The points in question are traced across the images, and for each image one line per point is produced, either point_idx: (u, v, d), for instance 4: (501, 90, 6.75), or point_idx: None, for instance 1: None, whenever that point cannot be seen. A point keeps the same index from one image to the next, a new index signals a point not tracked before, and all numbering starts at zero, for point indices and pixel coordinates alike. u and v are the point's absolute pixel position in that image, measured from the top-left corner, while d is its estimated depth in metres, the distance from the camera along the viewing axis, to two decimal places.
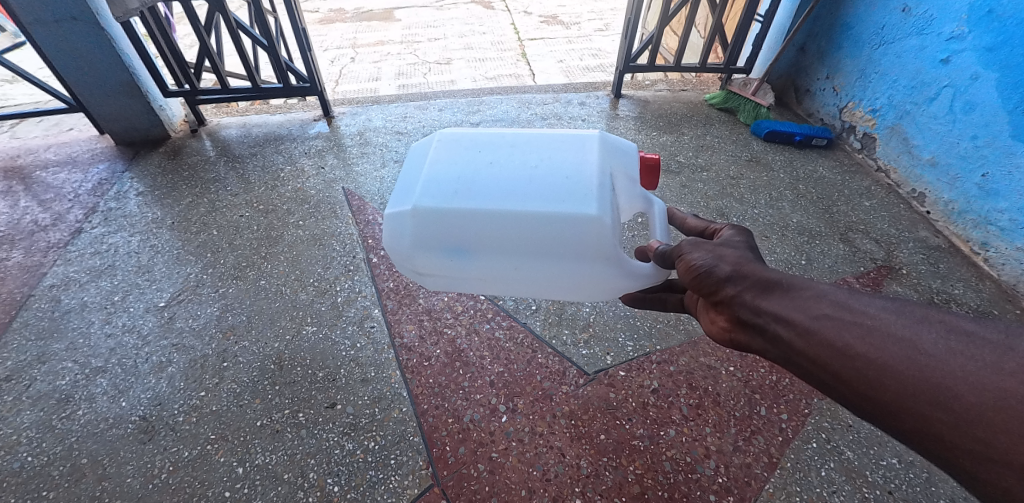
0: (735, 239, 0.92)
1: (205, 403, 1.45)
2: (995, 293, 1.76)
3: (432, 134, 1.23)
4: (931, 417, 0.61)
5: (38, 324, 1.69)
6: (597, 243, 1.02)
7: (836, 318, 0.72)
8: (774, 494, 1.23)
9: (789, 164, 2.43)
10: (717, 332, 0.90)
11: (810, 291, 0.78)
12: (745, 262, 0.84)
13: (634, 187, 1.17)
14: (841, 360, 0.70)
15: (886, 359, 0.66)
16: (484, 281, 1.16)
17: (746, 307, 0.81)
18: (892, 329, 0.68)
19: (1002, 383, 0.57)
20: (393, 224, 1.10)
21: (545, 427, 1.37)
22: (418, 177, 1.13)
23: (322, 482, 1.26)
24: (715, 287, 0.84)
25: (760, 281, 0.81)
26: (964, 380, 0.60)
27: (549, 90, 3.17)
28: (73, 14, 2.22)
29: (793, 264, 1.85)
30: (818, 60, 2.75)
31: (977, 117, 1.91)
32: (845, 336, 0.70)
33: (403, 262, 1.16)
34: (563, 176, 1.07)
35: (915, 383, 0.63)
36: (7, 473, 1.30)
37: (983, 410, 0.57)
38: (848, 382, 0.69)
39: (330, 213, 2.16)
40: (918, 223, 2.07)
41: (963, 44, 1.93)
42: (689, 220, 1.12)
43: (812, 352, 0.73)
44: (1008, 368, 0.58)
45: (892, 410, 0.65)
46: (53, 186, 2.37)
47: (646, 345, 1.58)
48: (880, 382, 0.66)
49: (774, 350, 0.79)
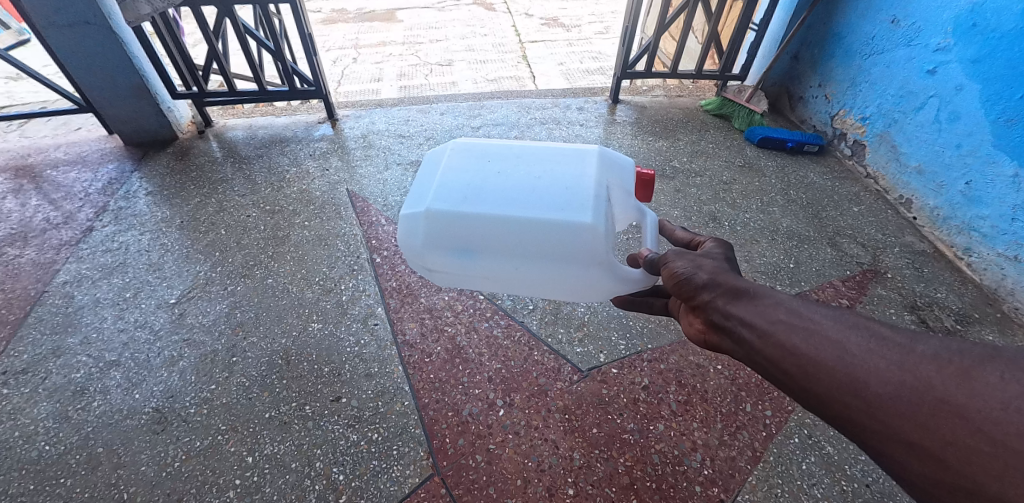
0: (715, 250, 0.99)
1: (215, 395, 1.51)
2: (976, 297, 1.82)
3: (445, 142, 1.30)
4: (849, 405, 0.70)
5: (52, 319, 1.76)
6: (594, 250, 1.09)
7: (788, 323, 0.80)
8: (756, 486, 1.30)
9: (782, 170, 2.49)
10: (694, 333, 0.97)
11: (771, 299, 0.85)
12: (720, 272, 0.92)
13: (629, 199, 1.24)
14: (788, 359, 0.78)
15: (820, 358, 0.74)
16: (488, 281, 1.23)
17: (718, 311, 0.88)
18: (828, 332, 0.76)
19: (901, 376, 0.67)
20: (405, 224, 1.17)
21: (541, 421, 1.44)
22: (430, 182, 1.20)
23: (328, 471, 1.33)
24: (692, 293, 0.92)
25: (731, 289, 0.88)
26: (876, 375, 0.69)
27: (548, 94, 3.23)
28: (86, 19, 2.28)
29: (781, 267, 1.91)
30: (812, 67, 2.81)
31: (962, 128, 1.97)
32: (793, 339, 0.78)
33: (413, 261, 1.22)
34: (564, 187, 1.14)
35: (840, 377, 0.71)
36: (27, 461, 1.37)
37: (887, 399, 0.67)
38: (791, 376, 0.77)
39: (334, 215, 2.23)
40: (905, 228, 2.14)
41: (949, 56, 2.00)
42: (676, 231, 1.18)
43: (767, 351, 0.80)
44: (908, 364, 0.67)
45: (821, 399, 0.73)
46: (64, 185, 2.44)
47: (638, 344, 1.65)
48: (815, 377, 0.74)
49: (739, 351, 0.86)
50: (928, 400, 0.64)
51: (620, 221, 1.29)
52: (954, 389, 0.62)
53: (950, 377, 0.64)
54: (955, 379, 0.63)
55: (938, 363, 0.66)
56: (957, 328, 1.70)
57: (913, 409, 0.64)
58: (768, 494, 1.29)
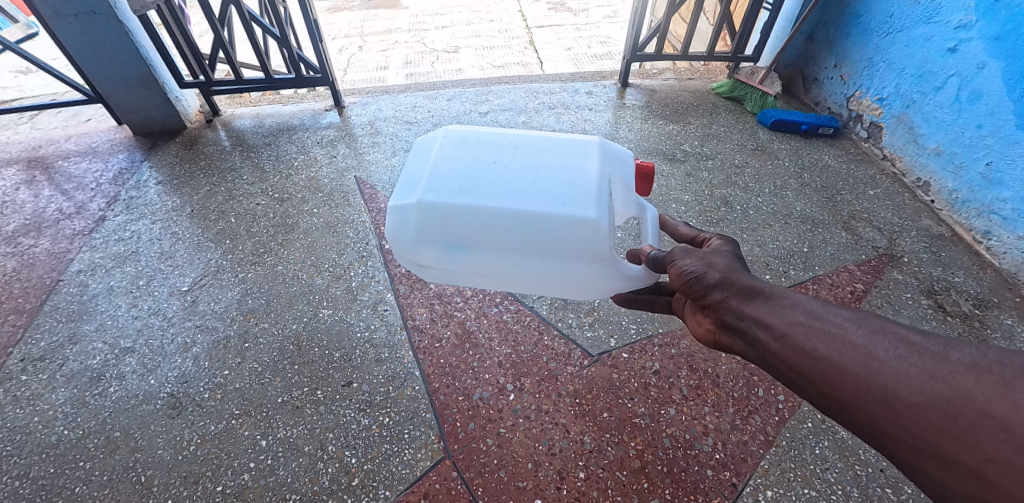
0: (723, 248, 0.97)
1: (228, 381, 1.53)
2: (995, 281, 1.78)
3: (438, 130, 1.27)
4: (877, 414, 0.69)
5: (68, 307, 1.78)
6: (594, 245, 1.07)
7: (808, 325, 0.78)
8: (768, 470, 1.29)
9: (795, 153, 2.45)
10: (703, 333, 0.97)
11: (788, 300, 0.83)
12: (732, 271, 0.90)
13: (631, 193, 1.22)
14: (808, 363, 0.76)
15: (843, 363, 0.72)
16: (481, 276, 1.21)
17: (731, 312, 0.87)
18: (852, 337, 0.74)
19: (934, 386, 0.65)
20: (397, 216, 1.15)
21: (550, 405, 1.44)
22: (424, 172, 1.18)
23: (340, 454, 1.34)
24: (702, 292, 0.91)
25: (743, 289, 0.87)
26: (906, 383, 0.67)
27: (556, 79, 3.18)
28: (93, 9, 2.28)
29: (795, 251, 1.88)
30: (826, 48, 2.74)
31: (983, 107, 1.92)
32: (814, 342, 0.76)
33: (404, 253, 1.20)
34: (564, 180, 1.12)
35: (867, 386, 0.69)
36: (47, 445, 1.39)
37: (920, 410, 0.65)
38: (812, 381, 0.76)
39: (343, 202, 2.23)
40: (922, 211, 2.09)
41: (972, 33, 1.93)
42: (680, 228, 1.17)
43: (785, 354, 0.79)
44: (943, 374, 0.65)
45: (847, 407, 0.72)
46: (75, 176, 2.46)
47: (649, 328, 1.64)
48: (839, 384, 0.72)
49: (753, 352, 0.85)
50: (966, 413, 0.61)
51: (621, 216, 1.27)
52: (997, 401, 0.60)
53: (991, 388, 0.61)
54: (997, 390, 0.60)
55: (975, 372, 0.63)
56: (976, 313, 1.66)
57: (951, 421, 0.62)
58: (781, 478, 1.28)
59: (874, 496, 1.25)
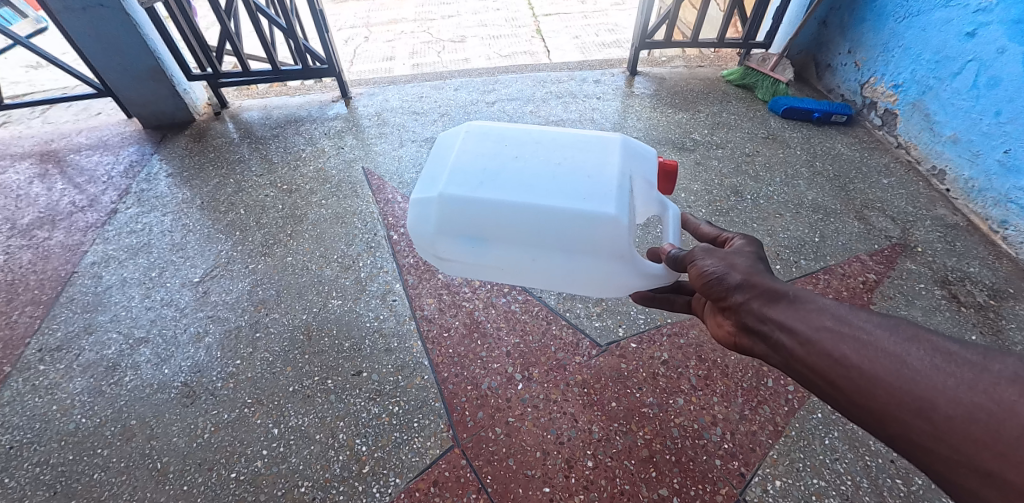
0: (744, 248, 0.96)
1: (241, 370, 1.55)
2: (1012, 272, 1.75)
3: (460, 125, 1.27)
4: (913, 426, 0.67)
5: (83, 298, 1.81)
6: (613, 241, 1.06)
7: (835, 331, 0.78)
8: (777, 460, 1.29)
9: (807, 141, 2.41)
10: (723, 335, 0.97)
11: (814, 304, 0.83)
12: (754, 272, 0.89)
13: (651, 191, 1.20)
14: (836, 370, 0.75)
15: (874, 371, 0.72)
16: (500, 270, 1.21)
17: (752, 314, 0.86)
18: (883, 344, 0.73)
19: (973, 398, 0.63)
20: (418, 210, 1.15)
21: (559, 394, 1.44)
22: (446, 166, 1.18)
23: (351, 442, 1.36)
24: (723, 294, 0.90)
25: (767, 291, 0.86)
26: (943, 395, 0.65)
27: (564, 67, 3.15)
28: (100, 1, 2.28)
29: (806, 241, 1.86)
30: (841, 34, 2.68)
31: (1001, 93, 1.87)
32: (842, 349, 0.76)
33: (424, 247, 1.20)
34: (585, 178, 1.11)
35: (900, 395, 0.69)
36: (65, 432, 1.42)
37: (959, 422, 0.63)
38: (841, 389, 0.75)
39: (352, 192, 2.24)
40: (937, 200, 2.06)
41: (992, 16, 1.88)
42: (701, 226, 1.15)
43: (811, 360, 0.79)
44: (983, 386, 0.63)
45: (878, 416, 0.71)
46: (87, 169, 2.48)
47: (658, 318, 1.63)
48: (870, 392, 0.72)
49: (776, 355, 0.85)
50: (1009, 427, 0.59)
51: (641, 214, 1.25)
52: None
53: None
54: None
55: (1019, 385, 0.61)
56: (991, 303, 1.64)
57: (992, 436, 0.60)
58: (790, 468, 1.28)
59: (884, 487, 1.24)
